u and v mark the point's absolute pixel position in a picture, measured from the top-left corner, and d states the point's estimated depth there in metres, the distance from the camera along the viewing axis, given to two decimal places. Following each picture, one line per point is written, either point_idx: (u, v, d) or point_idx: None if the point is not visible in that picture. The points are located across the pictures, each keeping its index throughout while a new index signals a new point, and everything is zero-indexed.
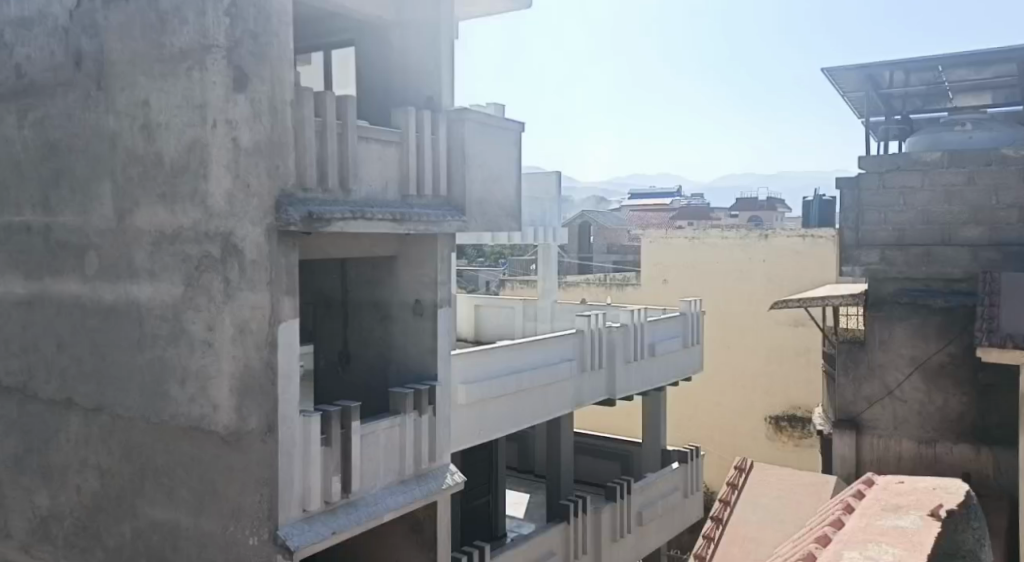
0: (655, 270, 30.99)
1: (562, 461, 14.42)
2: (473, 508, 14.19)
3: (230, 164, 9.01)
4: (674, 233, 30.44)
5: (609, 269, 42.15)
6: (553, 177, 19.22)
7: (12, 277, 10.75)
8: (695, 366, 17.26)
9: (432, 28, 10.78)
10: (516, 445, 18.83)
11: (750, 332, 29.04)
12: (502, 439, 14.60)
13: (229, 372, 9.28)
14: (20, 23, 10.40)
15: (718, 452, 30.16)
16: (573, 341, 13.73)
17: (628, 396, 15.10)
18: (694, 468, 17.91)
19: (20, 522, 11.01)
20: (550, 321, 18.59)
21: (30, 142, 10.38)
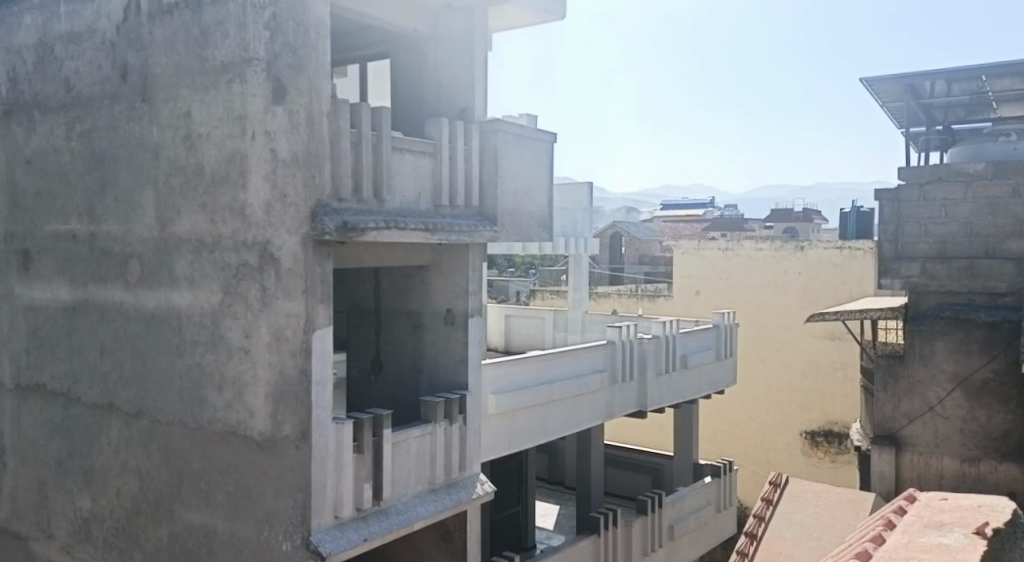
0: (688, 281, 30.49)
1: (591, 472, 14.44)
2: (503, 518, 14.17)
3: (269, 174, 9.23)
4: (708, 245, 29.90)
5: (640, 280, 41.95)
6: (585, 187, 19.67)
7: (58, 283, 10.89)
8: (729, 379, 17.09)
9: (466, 39, 10.89)
10: (546, 456, 18.77)
11: (785, 345, 28.34)
12: (531, 449, 14.57)
13: (265, 379, 9.46)
14: (68, 38, 10.65)
15: (753, 467, 29.57)
16: (604, 352, 13.68)
17: (659, 409, 15.00)
18: (729, 483, 17.63)
19: (62, 523, 11.08)
20: (582, 331, 18.51)
21: (77, 153, 10.65)
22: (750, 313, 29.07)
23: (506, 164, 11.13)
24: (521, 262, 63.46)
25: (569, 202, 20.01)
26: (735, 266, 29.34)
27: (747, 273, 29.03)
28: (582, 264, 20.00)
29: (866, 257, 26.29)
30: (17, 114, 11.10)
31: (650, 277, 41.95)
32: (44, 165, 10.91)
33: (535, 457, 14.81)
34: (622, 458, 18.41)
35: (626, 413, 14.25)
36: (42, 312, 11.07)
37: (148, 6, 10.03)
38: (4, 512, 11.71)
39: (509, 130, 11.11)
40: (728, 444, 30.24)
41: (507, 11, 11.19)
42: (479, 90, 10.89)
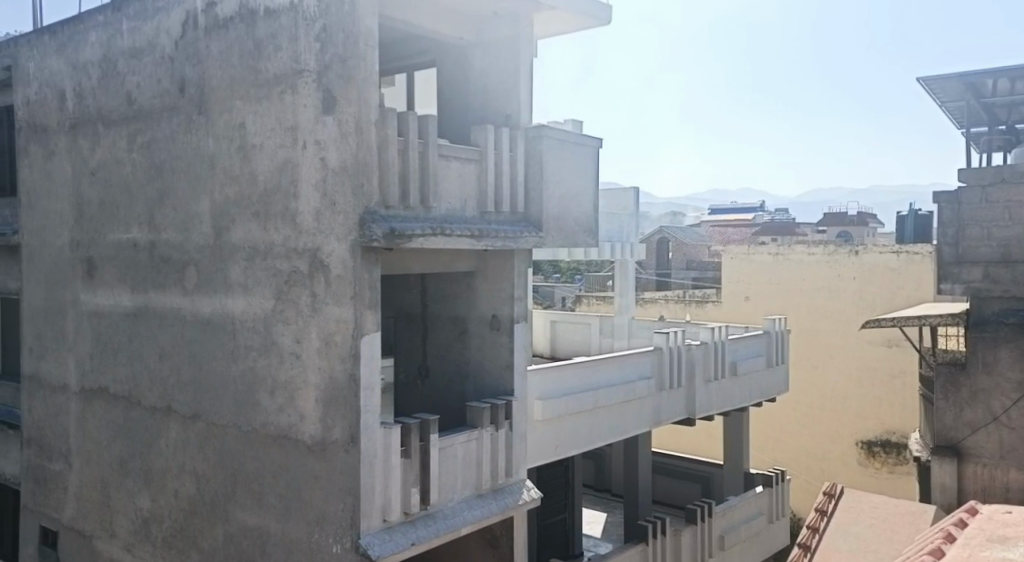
0: (736, 286, 29.70)
1: (639, 479, 14.33)
2: (550, 525, 14.15)
3: (319, 183, 9.45)
4: (757, 249, 29.12)
5: (688, 284, 41.37)
6: (633, 193, 19.50)
7: (120, 290, 11.29)
8: (781, 386, 16.79)
9: (512, 46, 10.96)
10: (592, 462, 18.71)
11: (838, 350, 27.46)
12: (578, 455, 14.50)
13: (315, 384, 9.66)
14: (130, 53, 11.04)
15: (806, 477, 28.54)
16: (651, 358, 13.59)
17: (709, 416, 14.80)
18: (780, 493, 17.29)
19: (124, 522, 11.32)
20: (628, 337, 18.37)
21: (138, 164, 11.02)
22: (803, 319, 28.19)
23: (551, 169, 11.17)
24: (566, 268, 63.10)
25: (615, 207, 19.74)
26: (787, 271, 28.53)
27: (800, 278, 28.16)
28: (628, 270, 19.76)
29: (925, 260, 25.28)
30: (83, 127, 11.53)
31: (698, 282, 41.35)
32: (108, 177, 11.32)
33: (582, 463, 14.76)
34: (671, 467, 18.28)
35: (674, 420, 14.10)
36: (106, 318, 11.44)
37: (204, 21, 10.36)
38: (67, 511, 11.92)
39: (555, 135, 11.14)
40: (777, 452, 29.23)
41: (552, 18, 11.26)
42: (523, 97, 10.97)
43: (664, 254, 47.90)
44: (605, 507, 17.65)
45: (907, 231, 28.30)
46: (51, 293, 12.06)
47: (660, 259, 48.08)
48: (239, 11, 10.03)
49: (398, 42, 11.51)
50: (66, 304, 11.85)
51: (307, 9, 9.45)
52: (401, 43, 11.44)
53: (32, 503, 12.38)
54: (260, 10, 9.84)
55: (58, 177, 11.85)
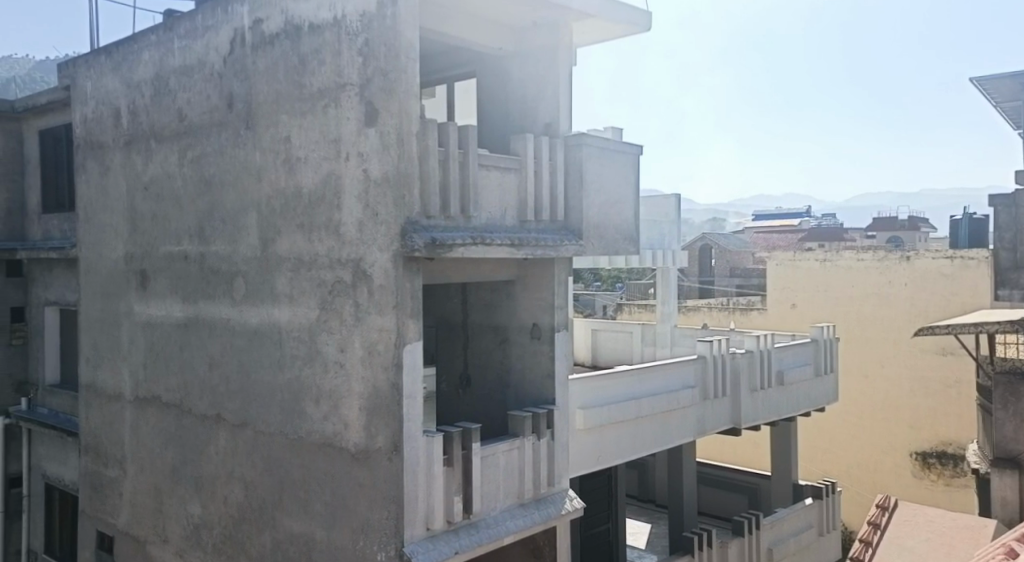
0: (783, 294, 28.96)
1: (683, 491, 14.20)
2: (593, 535, 14.05)
3: (361, 194, 9.61)
4: (804, 255, 28.38)
5: (731, 292, 40.70)
6: (672, 199, 19.13)
7: (171, 301, 11.57)
8: (831, 396, 16.45)
9: (551, 54, 11.00)
10: (635, 472, 18.56)
11: (889, 359, 26.58)
12: (620, 465, 14.35)
13: (359, 392, 9.77)
14: (181, 71, 11.36)
15: (857, 488, 27.41)
16: (695, 368, 13.45)
17: (756, 427, 14.55)
18: (831, 505, 16.90)
19: (176, 528, 11.51)
20: (671, 346, 18.61)
21: (189, 178, 11.32)
22: (853, 327, 27.35)
23: (591, 177, 11.15)
24: (607, 277, 62.60)
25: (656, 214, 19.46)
26: (835, 278, 27.74)
27: (848, 285, 27.35)
28: (670, 277, 19.58)
29: (980, 266, 24.44)
30: (137, 143, 11.91)
31: (742, 289, 40.68)
32: (160, 192, 11.66)
33: (625, 474, 14.60)
34: (717, 478, 17.99)
35: (719, 430, 13.90)
36: (158, 328, 11.74)
37: (251, 38, 10.63)
38: (122, 517, 12.20)
39: (596, 143, 11.14)
40: (828, 466, 28.16)
41: (592, 26, 11.30)
42: (563, 105, 11.00)
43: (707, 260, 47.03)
44: (655, 519, 17.41)
45: (961, 236, 26.67)
46: (107, 304, 12.44)
47: (702, 265, 46.58)
48: (284, 28, 10.27)
49: (438, 55, 11.66)
50: (121, 315, 12.22)
51: (351, 24, 9.66)
52: (442, 55, 11.59)
53: (89, 509, 12.71)
54: (305, 26, 10.07)
55: (113, 192, 12.26)
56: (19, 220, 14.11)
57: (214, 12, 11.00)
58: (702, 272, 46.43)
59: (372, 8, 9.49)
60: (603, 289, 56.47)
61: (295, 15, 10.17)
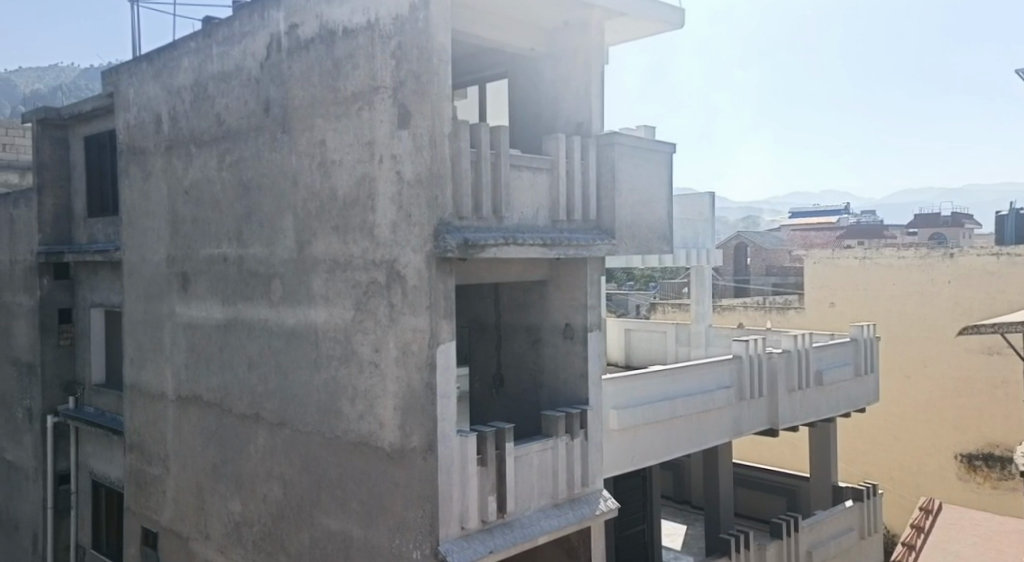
0: (821, 293, 27.99)
1: (719, 494, 14.13)
2: (627, 537, 14.00)
3: (395, 196, 9.72)
4: (843, 253, 27.33)
5: (768, 289, 40.04)
6: (706, 197, 18.97)
7: (211, 303, 11.82)
8: (872, 396, 16.18)
9: (581, 54, 10.99)
10: (670, 472, 18.43)
11: (932, 358, 25.43)
12: (655, 466, 14.28)
13: (394, 392, 9.87)
14: (220, 77, 11.59)
15: (900, 491, 26.40)
16: (730, 368, 13.32)
17: (794, 427, 14.36)
18: (873, 508, 16.58)
19: (218, 525, 11.74)
20: (705, 346, 18.16)
21: (227, 182, 11.54)
22: (894, 326, 26.30)
23: (623, 176, 11.12)
24: (640, 275, 62.03)
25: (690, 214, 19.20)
26: (874, 276, 26.71)
27: (888, 283, 26.31)
28: (705, 277, 19.33)
29: None
30: (177, 148, 12.19)
31: (778, 286, 40.04)
32: (200, 196, 11.91)
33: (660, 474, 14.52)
34: (755, 479, 17.78)
35: (756, 430, 13.76)
36: (199, 329, 12.00)
37: (287, 43, 10.80)
38: (166, 514, 12.49)
39: (627, 142, 11.11)
40: (870, 467, 27.07)
41: (624, 25, 11.27)
42: (596, 105, 10.98)
43: (742, 257, 46.23)
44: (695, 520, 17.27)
45: (1010, 232, 26.11)
46: (150, 306, 12.75)
47: (737, 264, 45.65)
48: (319, 32, 10.42)
49: (464, 57, 11.71)
50: (163, 316, 12.52)
51: (383, 28, 9.76)
52: (472, 56, 11.66)
53: (134, 505, 13.05)
54: (339, 31, 10.20)
55: (155, 197, 12.56)
56: (66, 224, 14.52)
57: (251, 19, 11.20)
58: (737, 269, 45.34)
59: (405, 12, 9.57)
60: (634, 288, 55.95)
61: (330, 20, 10.31)
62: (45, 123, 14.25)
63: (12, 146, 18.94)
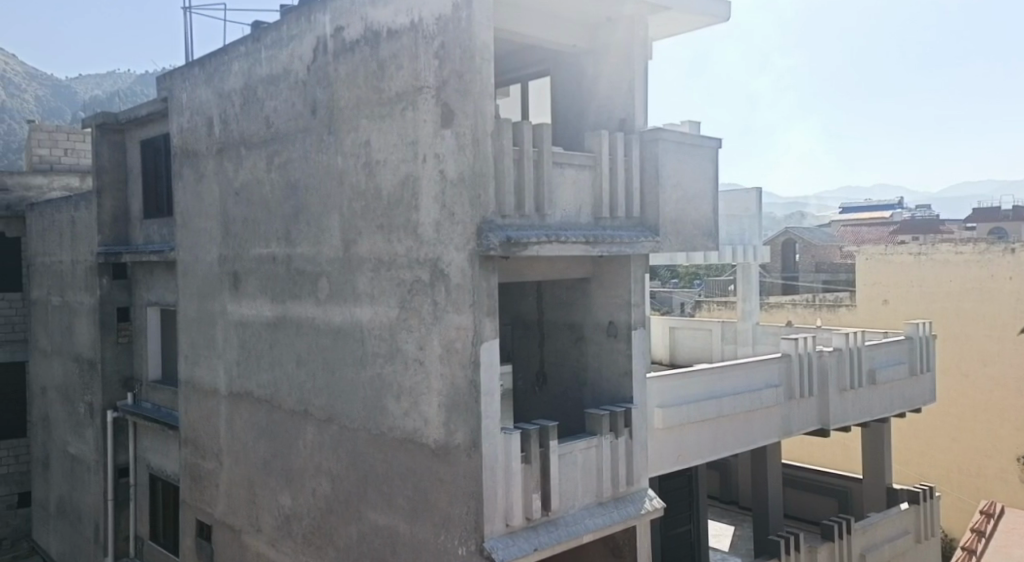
0: (872, 290, 26.57)
1: (768, 495, 13.89)
2: (673, 537, 13.86)
3: (438, 195, 9.79)
4: (897, 249, 25.99)
5: (817, 287, 39.19)
6: (753, 192, 18.60)
7: (262, 301, 12.07)
8: (930, 396, 15.74)
9: (623, 51, 10.94)
10: (717, 472, 18.20)
11: (993, 357, 24.30)
12: (701, 466, 14.11)
13: (438, 389, 9.94)
14: (269, 80, 11.83)
15: (957, 494, 25.08)
16: (779, 366, 13.11)
17: (846, 428, 14.05)
18: (929, 511, 16.10)
19: (269, 518, 12.00)
20: (753, 344, 17.92)
21: (276, 183, 11.78)
22: (951, 324, 25.14)
23: (667, 173, 11.03)
24: (684, 273, 61.51)
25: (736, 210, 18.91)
26: (928, 272, 25.45)
27: (945, 280, 25.06)
28: (752, 274, 18.90)
29: None
30: (228, 150, 12.49)
31: (828, 283, 39.26)
32: (249, 197, 12.19)
33: (707, 474, 14.34)
34: (806, 481, 17.40)
35: (807, 431, 13.50)
36: (249, 327, 12.29)
37: (333, 46, 10.96)
38: (219, 507, 12.82)
39: (672, 138, 11.02)
40: (927, 468, 25.75)
41: (668, 18, 11.19)
42: (639, 101, 10.93)
43: (789, 254, 45.26)
44: (745, 522, 16.98)
45: None
46: (203, 305, 13.10)
47: (785, 262, 45.00)
48: (364, 34, 10.55)
49: (498, 56, 11.74)
50: (215, 314, 12.85)
51: (427, 28, 9.83)
52: (509, 55, 11.69)
53: (188, 498, 13.43)
54: (383, 32, 10.32)
55: (207, 198, 12.90)
56: (124, 225, 15.02)
57: (298, 22, 11.40)
58: (785, 268, 44.86)
59: (448, 11, 9.62)
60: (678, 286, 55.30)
61: (374, 22, 10.43)
62: (104, 128, 14.78)
63: (72, 151, 19.78)
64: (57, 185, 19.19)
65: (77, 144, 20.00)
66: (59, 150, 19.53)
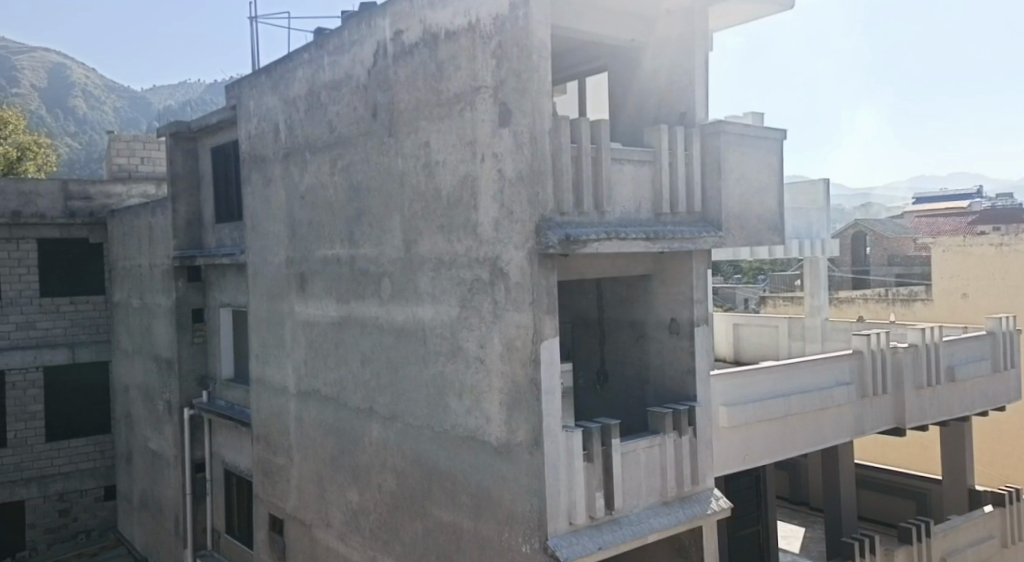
0: (949, 283, 22.87)
1: (841, 496, 13.50)
2: (739, 538, 13.64)
3: (497, 194, 9.79)
4: (976, 239, 22.41)
5: (890, 280, 37.79)
6: (820, 184, 17.80)
7: (328, 301, 12.33)
8: (1017, 393, 15.00)
9: (682, 44, 10.76)
10: (786, 472, 17.81)
11: None
12: (767, 465, 13.83)
13: (499, 388, 9.95)
14: (332, 85, 12.05)
15: None
16: (850, 363, 12.72)
17: (924, 427, 13.53)
18: (1014, 515, 15.49)
19: (338, 513, 12.25)
20: (822, 341, 17.47)
21: (340, 185, 12.01)
22: None
23: (730, 166, 10.78)
24: (750, 269, 60.59)
25: (803, 203, 18.25)
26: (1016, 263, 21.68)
27: None
28: (820, 268, 18.33)
29: None
30: (295, 155, 12.79)
31: (900, 276, 38.01)
32: (315, 200, 12.45)
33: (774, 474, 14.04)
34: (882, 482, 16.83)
35: (881, 430, 13.07)
36: (316, 327, 12.56)
37: (393, 49, 11.08)
38: (291, 501, 13.16)
39: (735, 130, 10.78)
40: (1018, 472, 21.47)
41: (729, 7, 10.95)
42: (700, 95, 10.73)
43: (861, 247, 43.76)
44: (817, 523, 16.53)
45: None
46: (272, 305, 13.46)
47: (855, 255, 43.58)
48: (422, 37, 10.63)
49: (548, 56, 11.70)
50: (284, 314, 13.19)
51: (484, 28, 9.84)
52: (560, 55, 11.67)
53: (261, 493, 13.84)
54: (441, 34, 10.37)
55: (274, 202, 13.24)
56: (197, 230, 15.57)
57: (359, 27, 11.55)
58: (856, 262, 43.45)
59: (504, 11, 9.61)
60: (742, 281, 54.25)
61: (432, 24, 10.49)
62: (178, 136, 15.35)
63: (148, 159, 20.68)
64: (135, 193, 19.80)
65: (153, 152, 20.91)
66: (137, 159, 20.46)
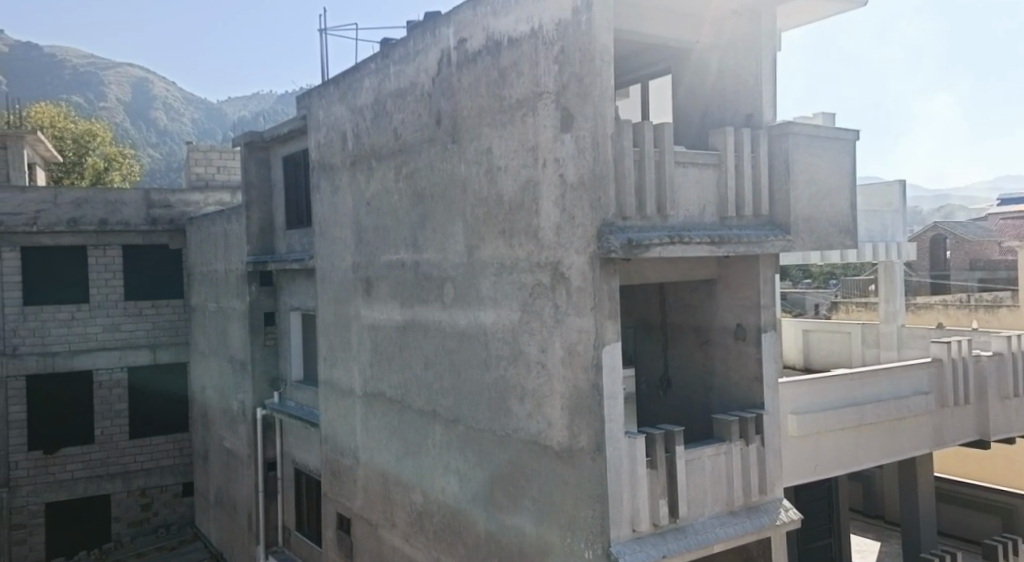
0: None
1: (919, 510, 12.94)
2: (809, 551, 13.26)
3: (558, 199, 9.73)
4: None
5: (969, 286, 36.17)
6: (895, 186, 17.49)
7: (393, 305, 12.48)
8: None
9: (746, 46, 10.52)
10: (860, 483, 17.26)
11: None
12: (838, 476, 13.44)
13: (560, 393, 9.85)
14: (398, 94, 12.20)
15: None
16: (929, 372, 12.18)
17: (1012, 439, 12.87)
18: None
19: (404, 514, 12.39)
20: (897, 349, 16.72)
21: (405, 192, 12.14)
22: None
23: (797, 168, 10.46)
24: (822, 273, 58.93)
25: (877, 205, 17.77)
26: None
27: None
28: (896, 272, 17.44)
29: None
30: (361, 162, 13.01)
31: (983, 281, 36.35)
32: (380, 206, 12.64)
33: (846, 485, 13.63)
34: None
35: (962, 442, 12.50)
36: (382, 330, 12.74)
37: (457, 56, 11.13)
38: (358, 501, 13.39)
39: (803, 131, 10.46)
40: None
41: (795, 6, 10.65)
42: (767, 96, 10.47)
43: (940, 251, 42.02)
44: (896, 538, 15.84)
45: None
46: (340, 309, 13.71)
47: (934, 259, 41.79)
48: (486, 44, 10.63)
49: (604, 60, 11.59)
50: (351, 318, 13.42)
51: (546, 34, 9.79)
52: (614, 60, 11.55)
53: (330, 492, 14.13)
54: (504, 40, 10.35)
55: (342, 208, 13.50)
56: (270, 235, 16.01)
57: (424, 37, 11.64)
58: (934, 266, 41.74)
59: (567, 15, 9.54)
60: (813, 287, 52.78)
61: (495, 31, 10.49)
62: (251, 145, 15.80)
63: (224, 168, 21.45)
64: (212, 201, 20.45)
65: (229, 161, 21.66)
66: (213, 168, 21.26)
